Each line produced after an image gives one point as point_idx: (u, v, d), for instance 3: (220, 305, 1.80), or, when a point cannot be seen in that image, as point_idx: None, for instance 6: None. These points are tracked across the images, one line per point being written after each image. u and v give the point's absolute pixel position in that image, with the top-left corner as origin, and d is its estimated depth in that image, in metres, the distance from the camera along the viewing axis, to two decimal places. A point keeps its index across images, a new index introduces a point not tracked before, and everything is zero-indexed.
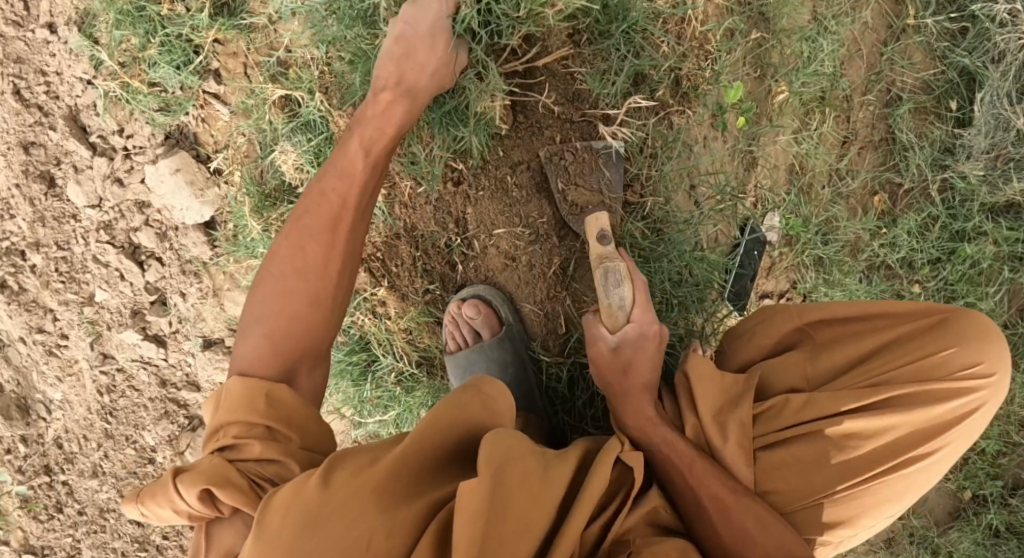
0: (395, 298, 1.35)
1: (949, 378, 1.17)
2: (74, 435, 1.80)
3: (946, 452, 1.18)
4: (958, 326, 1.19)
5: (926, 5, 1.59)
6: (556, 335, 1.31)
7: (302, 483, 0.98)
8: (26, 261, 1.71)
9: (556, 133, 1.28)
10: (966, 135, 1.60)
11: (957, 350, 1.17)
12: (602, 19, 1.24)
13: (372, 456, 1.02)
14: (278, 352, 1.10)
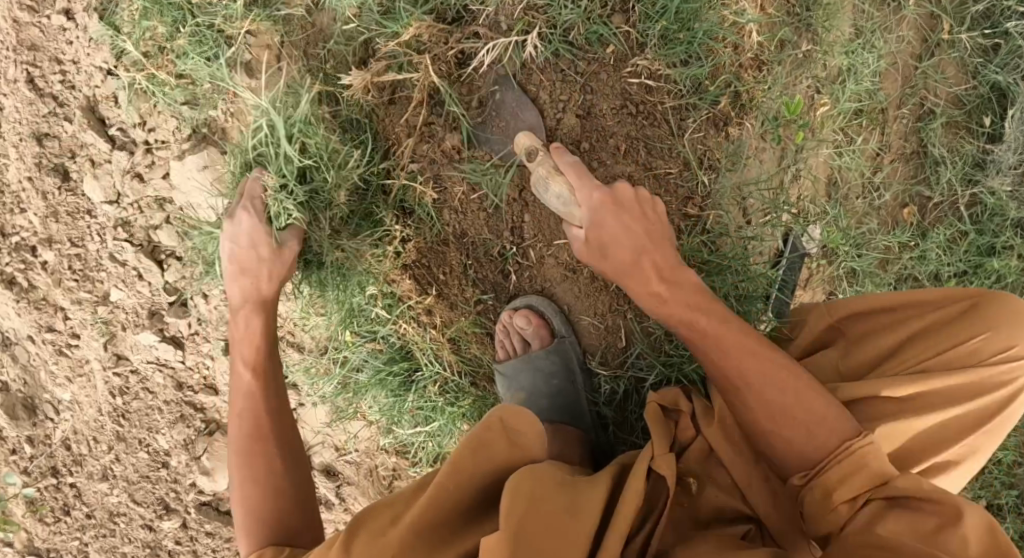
0: (443, 306, 1.33)
1: (984, 367, 1.18)
2: (84, 438, 1.74)
3: (982, 439, 1.19)
4: (990, 310, 1.21)
5: (961, 20, 1.60)
6: (615, 350, 1.30)
7: (324, 554, 0.95)
8: (36, 257, 1.64)
9: (621, 144, 1.24)
10: (996, 151, 1.61)
11: (991, 335, 1.19)
12: (672, 24, 1.22)
13: (392, 514, 0.98)
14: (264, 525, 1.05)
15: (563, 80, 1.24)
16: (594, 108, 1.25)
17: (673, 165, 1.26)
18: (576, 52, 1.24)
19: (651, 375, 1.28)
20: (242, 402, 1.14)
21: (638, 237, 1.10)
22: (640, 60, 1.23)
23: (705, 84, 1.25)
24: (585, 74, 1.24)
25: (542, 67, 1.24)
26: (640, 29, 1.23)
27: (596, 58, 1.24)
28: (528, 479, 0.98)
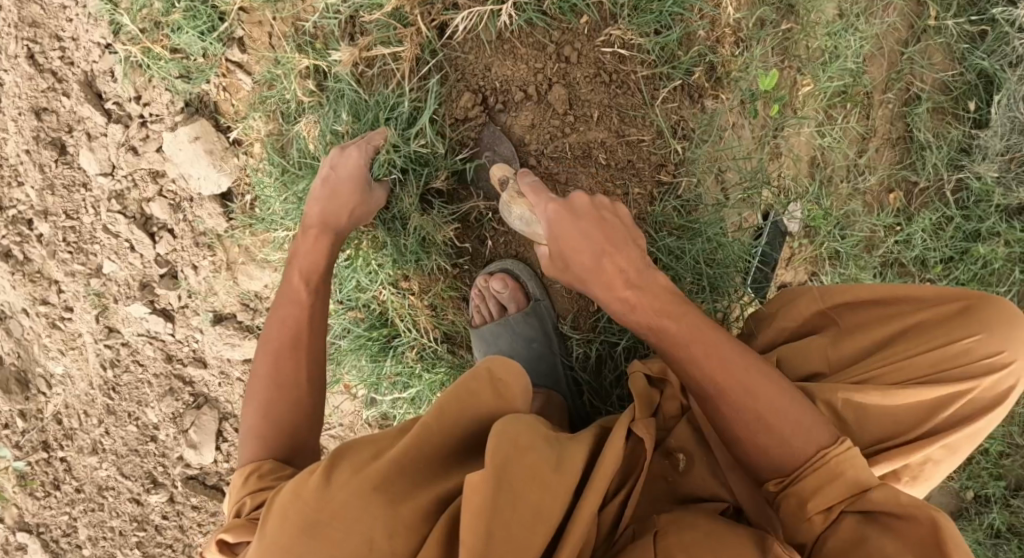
0: (420, 274, 1.34)
1: (971, 368, 1.17)
2: (75, 411, 1.76)
3: (962, 441, 1.18)
4: (981, 313, 1.19)
5: (948, 6, 1.60)
6: (587, 314, 1.31)
7: (306, 477, 0.94)
8: (33, 230, 1.68)
9: (594, 111, 1.26)
10: (982, 137, 1.61)
11: (983, 338, 1.18)
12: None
13: (375, 448, 0.97)
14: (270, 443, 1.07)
15: (538, 48, 1.26)
16: (568, 76, 1.26)
17: (646, 133, 1.27)
18: (550, 21, 1.25)
19: (623, 339, 1.29)
20: (274, 334, 1.13)
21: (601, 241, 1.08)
22: (611, 31, 1.25)
23: (679, 54, 1.27)
24: (559, 44, 1.26)
25: (518, 36, 1.26)
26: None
27: (570, 28, 1.25)
28: (515, 425, 0.99)
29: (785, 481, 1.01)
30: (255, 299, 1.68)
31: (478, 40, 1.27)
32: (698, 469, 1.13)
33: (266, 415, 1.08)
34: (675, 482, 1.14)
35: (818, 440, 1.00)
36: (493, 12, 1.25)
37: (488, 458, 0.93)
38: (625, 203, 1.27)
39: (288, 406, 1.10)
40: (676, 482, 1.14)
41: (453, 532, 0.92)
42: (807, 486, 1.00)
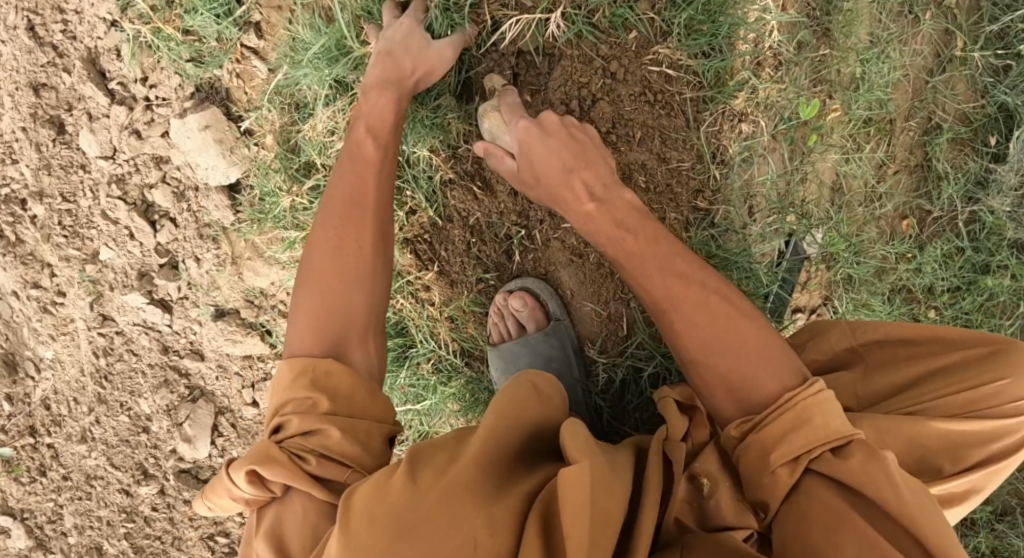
0: (442, 284, 1.32)
1: (998, 410, 1.16)
2: (64, 398, 1.71)
3: (984, 481, 1.16)
4: (1011, 361, 1.18)
5: (975, 38, 1.59)
6: (616, 337, 1.27)
7: (387, 478, 0.91)
8: (26, 210, 1.61)
9: (636, 132, 1.23)
10: (998, 171, 1.61)
11: (1010, 382, 1.17)
12: (699, 15, 1.22)
13: (448, 452, 0.95)
14: (325, 331, 1.08)
15: (584, 61, 1.22)
16: (614, 94, 1.23)
17: (686, 158, 1.25)
18: (599, 35, 1.22)
19: (650, 365, 1.26)
20: (325, 236, 1.13)
21: (567, 156, 1.12)
22: (660, 48, 1.22)
23: (725, 79, 1.25)
24: (607, 60, 1.22)
25: (566, 49, 1.22)
26: (665, 18, 1.22)
27: (619, 44, 1.22)
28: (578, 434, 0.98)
29: (750, 423, 1.00)
30: (258, 296, 1.63)
31: (523, 52, 1.24)
32: (722, 500, 1.04)
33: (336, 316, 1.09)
34: (701, 509, 1.04)
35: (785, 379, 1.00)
36: (542, 19, 1.22)
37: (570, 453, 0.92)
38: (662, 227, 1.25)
39: (340, 298, 1.10)
40: (703, 510, 1.04)
41: (548, 530, 0.88)
42: (773, 431, 0.98)
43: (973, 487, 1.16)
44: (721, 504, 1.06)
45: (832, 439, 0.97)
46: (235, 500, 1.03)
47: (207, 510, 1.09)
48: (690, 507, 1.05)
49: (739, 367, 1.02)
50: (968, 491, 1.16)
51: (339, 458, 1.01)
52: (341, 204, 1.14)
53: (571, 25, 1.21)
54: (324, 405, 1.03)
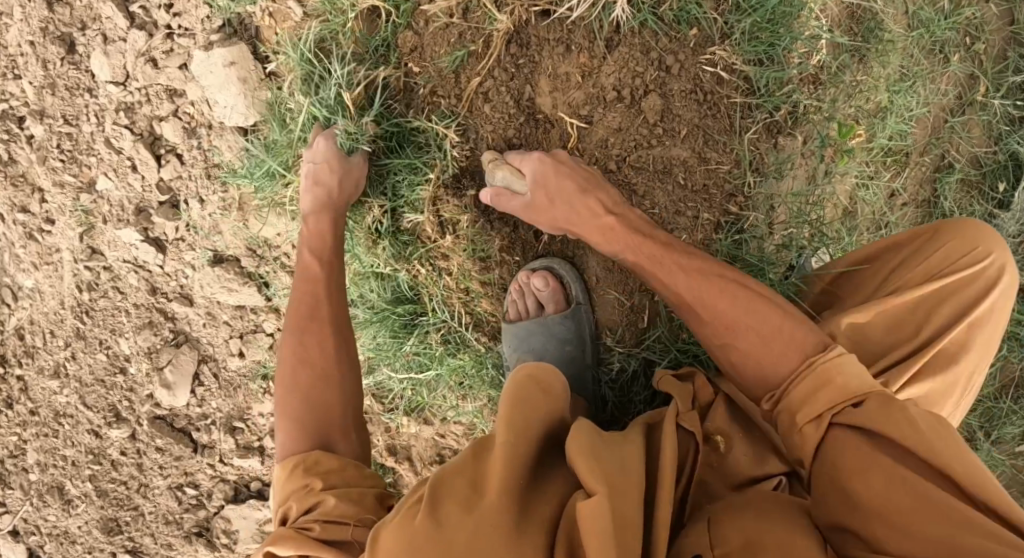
0: (463, 254, 1.31)
1: (954, 266, 1.14)
2: (40, 328, 1.66)
3: (972, 333, 1.12)
4: (947, 230, 1.17)
5: (998, 85, 1.63)
6: (634, 328, 1.27)
7: (408, 523, 0.89)
8: (23, 129, 1.55)
9: (682, 128, 1.23)
10: (1001, 218, 1.65)
11: (951, 242, 1.15)
12: (763, 22, 1.23)
13: (468, 480, 0.93)
14: (307, 420, 1.11)
15: (646, 55, 1.23)
16: (665, 86, 1.23)
17: (725, 162, 1.25)
18: (662, 26, 1.22)
19: (664, 359, 1.27)
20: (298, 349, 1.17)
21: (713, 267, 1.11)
22: (717, 49, 1.22)
23: (776, 89, 1.26)
24: (666, 56, 1.23)
25: (627, 36, 1.22)
26: (728, 20, 1.23)
27: (678, 39, 1.23)
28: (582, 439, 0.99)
29: (776, 396, 0.99)
30: (262, 246, 1.56)
31: (585, 26, 1.23)
32: (735, 451, 1.13)
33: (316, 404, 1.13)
34: (721, 466, 1.12)
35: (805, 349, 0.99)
36: (609, 4, 1.21)
37: (591, 487, 0.91)
38: (692, 226, 1.25)
39: (323, 397, 1.14)
40: (722, 466, 1.12)
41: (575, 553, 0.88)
42: (797, 394, 0.96)
43: (963, 340, 1.12)
44: (735, 459, 1.12)
45: (847, 398, 0.94)
46: None
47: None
48: (708, 468, 1.12)
49: (761, 367, 1.01)
50: (964, 348, 1.12)
51: (346, 519, 1.00)
52: (306, 307, 1.21)
53: (639, 16, 1.21)
54: (320, 484, 1.04)
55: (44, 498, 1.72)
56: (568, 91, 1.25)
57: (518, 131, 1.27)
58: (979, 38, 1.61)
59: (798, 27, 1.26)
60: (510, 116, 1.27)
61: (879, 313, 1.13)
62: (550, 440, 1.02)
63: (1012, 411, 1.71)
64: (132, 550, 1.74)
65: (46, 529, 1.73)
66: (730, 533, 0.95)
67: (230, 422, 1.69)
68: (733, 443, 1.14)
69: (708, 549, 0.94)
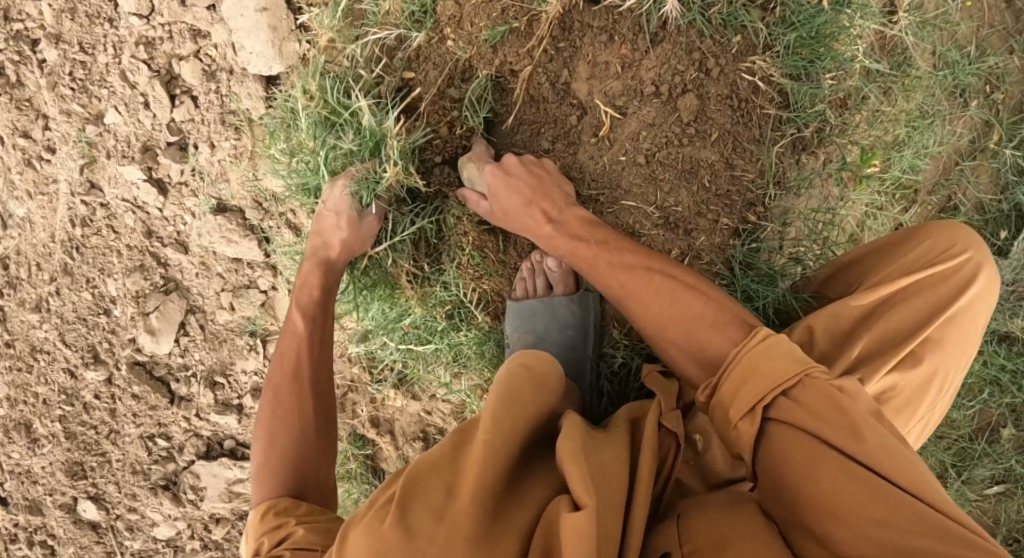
0: (480, 232, 1.32)
1: (928, 260, 1.12)
2: (25, 260, 1.61)
3: (946, 331, 1.11)
4: (925, 232, 1.16)
5: (1012, 135, 1.65)
6: None
7: (377, 524, 0.84)
8: (36, 52, 1.51)
9: (713, 132, 1.24)
10: (997, 264, 1.68)
11: (928, 241, 1.14)
12: (807, 36, 1.25)
13: (444, 485, 0.87)
14: (278, 476, 1.16)
15: (687, 54, 1.23)
16: (702, 88, 1.23)
17: (752, 170, 1.26)
18: (710, 29, 1.22)
19: None
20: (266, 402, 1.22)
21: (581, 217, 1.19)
22: (758, 58, 1.23)
23: (807, 105, 1.27)
24: (709, 58, 1.23)
25: (672, 33, 1.22)
26: (772, 32, 1.24)
27: (722, 43, 1.23)
28: (570, 443, 0.95)
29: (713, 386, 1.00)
30: (269, 201, 1.53)
31: (632, 18, 1.23)
32: (713, 451, 1.13)
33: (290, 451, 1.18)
34: (698, 466, 1.13)
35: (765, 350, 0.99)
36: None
37: (573, 494, 0.86)
38: (710, 228, 1.27)
39: (289, 448, 1.19)
40: (699, 464, 1.13)
41: None
42: (740, 390, 0.97)
43: (936, 338, 1.10)
44: (711, 457, 1.13)
45: (775, 387, 0.95)
46: None
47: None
48: (685, 465, 1.14)
49: (708, 358, 1.03)
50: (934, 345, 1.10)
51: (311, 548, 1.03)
52: (289, 360, 1.25)
53: (689, 17, 1.21)
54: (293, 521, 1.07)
55: (10, 435, 1.68)
56: (608, 84, 1.25)
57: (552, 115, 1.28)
58: (998, 88, 1.64)
59: (837, 48, 1.28)
60: (547, 98, 1.28)
61: (855, 304, 1.10)
62: (532, 441, 0.97)
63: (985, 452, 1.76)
64: (94, 497, 1.70)
65: (8, 466, 1.69)
66: (698, 527, 0.96)
67: (211, 376, 1.65)
68: (713, 440, 1.14)
69: (676, 547, 0.94)
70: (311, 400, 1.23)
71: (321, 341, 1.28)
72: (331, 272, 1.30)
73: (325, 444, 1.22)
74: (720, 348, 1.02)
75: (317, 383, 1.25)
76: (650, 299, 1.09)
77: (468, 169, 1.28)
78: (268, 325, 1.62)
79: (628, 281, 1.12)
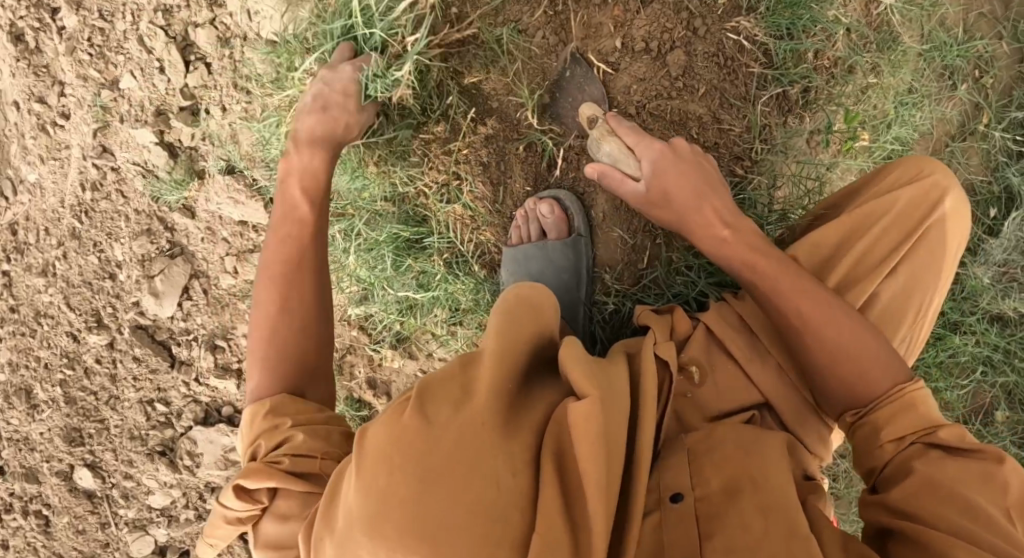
0: (485, 186, 1.40)
1: (901, 189, 1.18)
2: (34, 226, 1.65)
3: (925, 258, 1.17)
4: (899, 164, 1.21)
5: (1001, 118, 1.69)
6: (633, 269, 1.35)
7: (396, 418, 0.83)
8: (56, 20, 1.57)
9: (701, 86, 1.31)
10: (988, 243, 1.71)
11: (901, 173, 1.20)
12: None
13: (459, 384, 0.87)
14: (282, 378, 1.11)
15: (677, 12, 1.31)
16: (690, 46, 1.31)
17: (738, 125, 1.33)
18: None
19: (659, 302, 1.34)
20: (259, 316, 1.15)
21: (700, 183, 1.17)
22: (741, 19, 1.31)
23: (790, 65, 1.34)
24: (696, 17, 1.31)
25: None
26: None
27: (708, 4, 1.31)
28: (575, 352, 0.96)
29: (862, 412, 1.03)
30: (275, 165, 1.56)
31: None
32: (708, 385, 1.16)
33: (289, 363, 1.13)
34: (695, 397, 1.15)
35: (893, 376, 1.02)
36: None
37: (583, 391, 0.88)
38: None
39: (287, 353, 1.13)
40: (695, 397, 1.15)
41: (563, 470, 0.83)
42: (883, 415, 1.01)
43: (914, 264, 1.17)
44: (705, 390, 1.15)
45: (924, 428, 0.98)
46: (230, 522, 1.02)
47: (211, 547, 1.08)
48: (685, 398, 1.15)
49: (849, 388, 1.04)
50: (914, 272, 1.17)
51: (311, 453, 1.02)
52: (277, 276, 1.17)
53: None
54: (287, 425, 1.05)
55: (10, 400, 1.71)
56: (603, 44, 1.33)
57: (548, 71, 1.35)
58: (988, 72, 1.67)
59: (820, 12, 1.34)
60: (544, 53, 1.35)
61: (830, 236, 1.18)
62: (538, 359, 0.99)
63: (978, 433, 1.78)
64: (91, 464, 1.72)
65: (7, 432, 1.72)
66: (706, 474, 1.00)
67: (212, 340, 1.68)
68: (706, 373, 1.16)
69: (689, 488, 0.98)
70: (297, 296, 1.16)
71: (309, 237, 1.20)
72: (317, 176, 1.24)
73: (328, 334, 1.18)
74: (864, 368, 1.03)
75: (309, 282, 1.18)
76: (793, 302, 1.06)
77: (605, 147, 1.26)
78: None
79: (744, 257, 1.12)
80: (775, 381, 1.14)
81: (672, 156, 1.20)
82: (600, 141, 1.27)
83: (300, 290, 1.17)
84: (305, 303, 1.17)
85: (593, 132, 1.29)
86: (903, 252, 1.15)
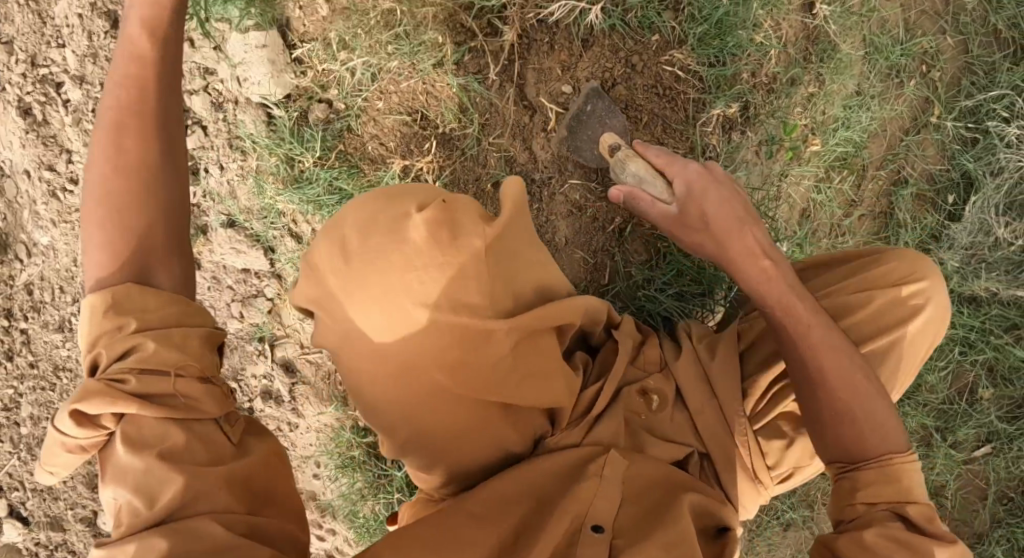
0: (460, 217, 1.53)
1: (891, 280, 1.29)
2: (49, 285, 1.78)
3: (901, 350, 1.27)
4: (896, 254, 1.32)
5: (950, 109, 1.77)
6: (598, 285, 1.51)
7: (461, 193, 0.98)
8: (60, 93, 1.71)
9: (643, 116, 1.46)
10: (952, 228, 1.77)
11: (898, 262, 1.30)
12: (712, 30, 1.44)
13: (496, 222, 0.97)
14: (115, 251, 1.04)
15: (614, 50, 1.45)
16: (630, 80, 1.46)
17: (681, 146, 1.48)
18: (629, 30, 1.44)
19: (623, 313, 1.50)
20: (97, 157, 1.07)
21: (737, 212, 1.24)
22: (674, 52, 1.45)
23: (724, 86, 1.47)
24: (632, 55, 1.45)
25: (599, 37, 1.45)
26: (685, 28, 1.45)
27: (642, 42, 1.45)
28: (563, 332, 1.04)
29: (845, 467, 1.14)
30: (272, 214, 1.62)
31: (565, 29, 1.46)
32: (662, 416, 1.23)
33: (121, 247, 1.04)
34: (648, 422, 1.22)
35: (891, 446, 1.13)
36: (583, 11, 1.43)
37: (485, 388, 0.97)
38: None
39: (127, 202, 1.05)
40: (648, 420, 1.22)
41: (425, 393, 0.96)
42: (869, 477, 1.11)
43: (891, 354, 1.27)
44: (660, 419, 1.23)
45: (899, 500, 1.09)
46: (70, 449, 1.01)
47: (49, 476, 1.07)
48: (639, 419, 1.22)
49: (842, 442, 1.15)
50: (890, 359, 1.27)
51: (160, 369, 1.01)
52: (131, 119, 1.08)
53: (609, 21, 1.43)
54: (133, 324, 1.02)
55: (33, 452, 1.81)
56: (556, 84, 1.47)
57: (508, 117, 1.49)
58: (934, 66, 1.76)
59: (748, 37, 1.46)
60: (505, 97, 1.49)
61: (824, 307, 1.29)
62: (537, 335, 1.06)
63: (962, 413, 1.84)
64: None
65: (31, 484, 1.82)
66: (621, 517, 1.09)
67: None
68: (666, 404, 1.24)
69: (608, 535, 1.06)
70: (154, 152, 1.08)
71: (158, 92, 1.10)
72: (168, 43, 1.13)
73: (175, 207, 1.09)
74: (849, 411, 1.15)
75: (159, 140, 1.09)
76: (819, 346, 1.17)
77: (631, 164, 1.33)
78: (275, 330, 1.70)
79: (767, 291, 1.21)
80: (717, 432, 1.23)
81: (708, 181, 1.25)
82: (627, 160, 1.33)
83: (150, 141, 1.08)
84: (161, 172, 1.08)
85: (620, 152, 1.35)
86: (877, 342, 1.26)
